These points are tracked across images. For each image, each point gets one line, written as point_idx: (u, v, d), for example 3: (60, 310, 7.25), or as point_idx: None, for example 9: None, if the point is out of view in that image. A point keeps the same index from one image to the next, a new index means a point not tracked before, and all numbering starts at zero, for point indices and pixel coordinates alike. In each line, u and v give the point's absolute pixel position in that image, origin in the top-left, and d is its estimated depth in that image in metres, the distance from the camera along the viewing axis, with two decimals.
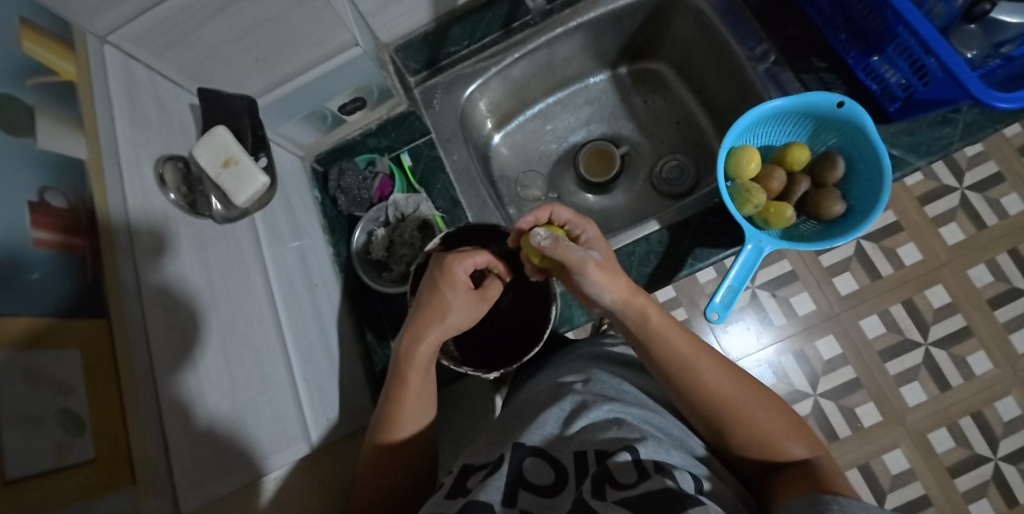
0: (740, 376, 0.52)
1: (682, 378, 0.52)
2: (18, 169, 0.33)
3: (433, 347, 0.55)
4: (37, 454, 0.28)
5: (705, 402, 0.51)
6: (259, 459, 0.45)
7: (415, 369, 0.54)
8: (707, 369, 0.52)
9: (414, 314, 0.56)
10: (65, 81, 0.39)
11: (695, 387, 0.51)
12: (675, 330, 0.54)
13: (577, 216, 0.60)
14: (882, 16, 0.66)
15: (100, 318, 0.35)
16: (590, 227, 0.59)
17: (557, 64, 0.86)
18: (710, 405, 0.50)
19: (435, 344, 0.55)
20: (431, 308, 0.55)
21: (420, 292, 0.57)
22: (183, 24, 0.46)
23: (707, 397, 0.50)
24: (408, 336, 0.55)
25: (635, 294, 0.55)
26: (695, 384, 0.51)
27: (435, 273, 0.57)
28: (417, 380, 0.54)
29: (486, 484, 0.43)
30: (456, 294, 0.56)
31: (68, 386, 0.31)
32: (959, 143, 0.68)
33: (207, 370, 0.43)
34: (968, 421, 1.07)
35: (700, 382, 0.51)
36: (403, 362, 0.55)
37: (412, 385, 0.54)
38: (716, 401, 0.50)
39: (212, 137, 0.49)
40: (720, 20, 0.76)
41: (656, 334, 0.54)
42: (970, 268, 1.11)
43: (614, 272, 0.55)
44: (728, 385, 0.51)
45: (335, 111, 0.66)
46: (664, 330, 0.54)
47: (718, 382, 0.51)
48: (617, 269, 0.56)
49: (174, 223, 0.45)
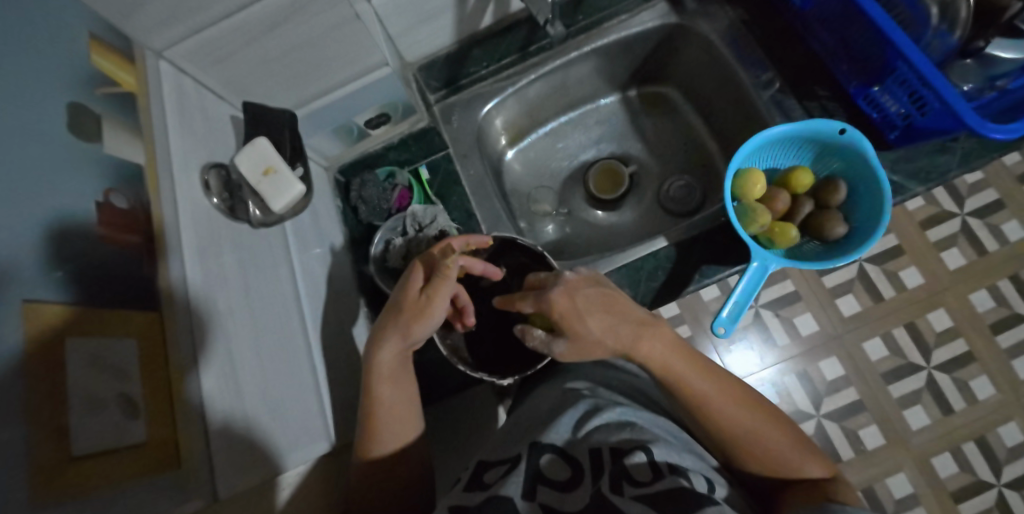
0: (755, 402, 0.52)
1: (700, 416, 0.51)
2: (88, 172, 0.36)
3: (396, 355, 0.55)
4: (99, 434, 0.31)
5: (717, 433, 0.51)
6: (285, 455, 0.48)
7: (382, 377, 0.55)
8: (725, 407, 0.51)
9: (378, 322, 0.56)
10: (126, 91, 0.42)
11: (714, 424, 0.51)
12: (682, 359, 0.52)
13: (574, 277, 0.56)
14: (881, 50, 0.68)
15: (151, 312, 0.38)
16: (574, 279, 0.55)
17: (570, 86, 0.90)
18: (727, 440, 0.51)
19: (398, 350, 0.55)
20: (394, 312, 0.56)
21: (392, 296, 0.57)
22: (230, 44, 0.50)
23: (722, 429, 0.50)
24: (370, 346, 0.56)
25: (640, 340, 0.52)
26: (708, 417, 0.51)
27: (405, 277, 0.57)
28: (386, 389, 0.55)
29: (507, 480, 0.46)
30: (407, 293, 0.55)
31: (125, 372, 0.34)
32: (957, 170, 0.72)
33: (243, 368, 0.45)
34: (971, 446, 1.08)
35: (716, 421, 0.51)
36: (371, 373, 0.55)
37: (393, 396, 0.55)
38: (737, 435, 0.50)
39: (253, 148, 0.53)
40: (727, 48, 0.80)
41: (677, 375, 0.52)
42: (971, 293, 1.13)
43: (588, 350, 0.54)
44: (747, 418, 0.50)
45: (361, 125, 0.70)
46: (683, 372, 0.52)
47: (730, 412, 0.51)
48: (593, 345, 0.54)
49: (217, 226, 0.48)
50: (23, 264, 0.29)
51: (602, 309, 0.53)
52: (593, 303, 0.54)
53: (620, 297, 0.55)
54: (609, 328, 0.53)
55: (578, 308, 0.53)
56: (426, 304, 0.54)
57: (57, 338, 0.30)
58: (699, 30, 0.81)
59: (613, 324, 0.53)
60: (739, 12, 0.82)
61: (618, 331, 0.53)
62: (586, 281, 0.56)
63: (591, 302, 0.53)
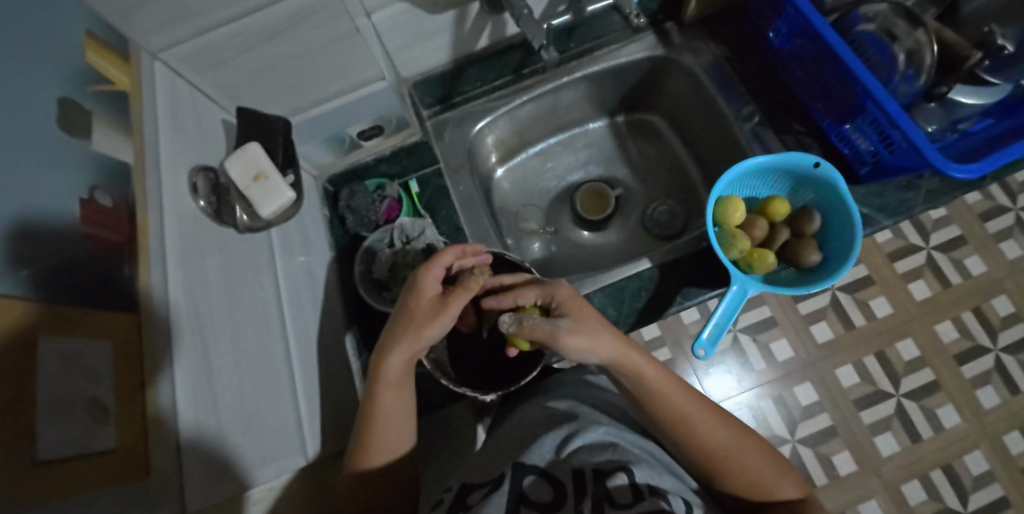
0: (735, 426, 0.52)
1: (680, 436, 0.51)
2: (73, 168, 0.35)
3: (406, 361, 0.53)
4: (67, 438, 0.30)
5: (703, 455, 0.51)
6: (253, 471, 0.46)
7: (387, 387, 0.54)
8: (708, 427, 0.51)
9: (386, 331, 0.55)
10: (120, 90, 0.42)
11: (693, 444, 0.51)
12: (663, 378, 0.53)
13: (545, 285, 0.57)
14: (852, 90, 0.71)
15: (132, 313, 0.36)
16: (561, 291, 0.55)
17: (561, 109, 0.92)
18: (703, 460, 0.51)
19: (410, 356, 0.53)
20: (404, 319, 0.54)
21: (398, 307, 0.56)
22: (227, 50, 0.50)
23: (701, 448, 0.51)
24: (378, 353, 0.54)
25: (628, 352, 0.53)
26: (689, 436, 0.51)
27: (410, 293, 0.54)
28: (385, 398, 0.54)
29: (490, 499, 0.46)
30: (418, 300, 0.54)
31: (99, 375, 0.33)
32: (922, 206, 0.75)
33: (222, 376, 0.44)
34: (938, 474, 1.10)
35: (697, 439, 0.51)
36: (375, 378, 0.54)
37: (379, 404, 0.54)
38: (712, 453, 0.50)
39: (244, 152, 0.53)
40: (710, 80, 0.83)
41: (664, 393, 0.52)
42: (937, 323, 1.17)
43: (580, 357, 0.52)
44: (721, 435, 0.51)
45: (354, 136, 0.70)
46: (666, 389, 0.52)
47: (710, 431, 0.51)
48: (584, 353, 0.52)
49: (202, 228, 0.47)
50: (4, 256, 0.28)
51: (580, 336, 0.51)
52: (580, 311, 0.54)
53: (603, 322, 0.54)
54: (584, 350, 0.52)
55: (557, 329, 0.51)
56: (437, 315, 0.52)
57: (31, 339, 0.29)
58: (685, 62, 0.85)
59: (606, 331, 0.53)
60: (723, 48, 0.85)
61: (610, 341, 0.52)
62: (580, 302, 0.55)
63: (574, 322, 0.52)
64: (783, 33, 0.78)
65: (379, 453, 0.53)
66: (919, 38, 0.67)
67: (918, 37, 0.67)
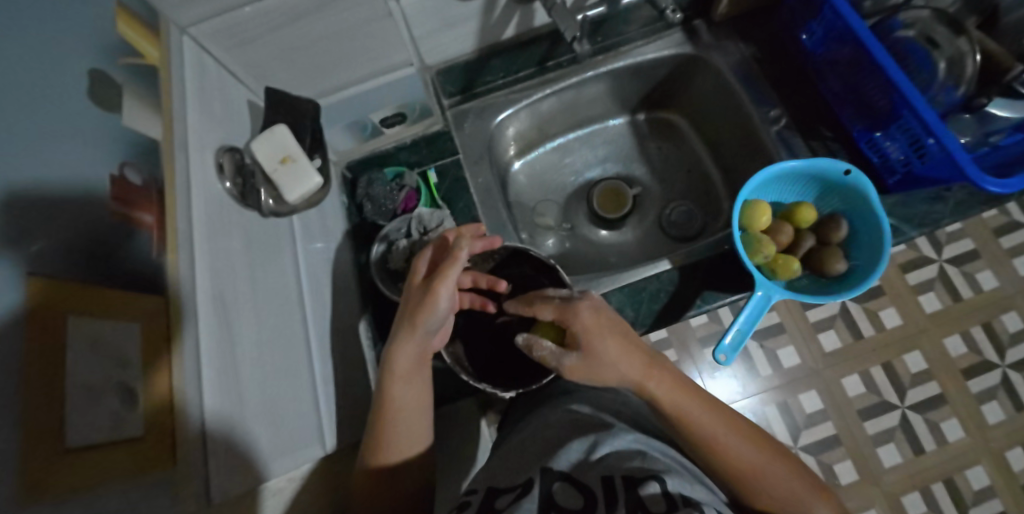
0: (765, 444, 0.52)
1: (710, 454, 0.50)
2: (102, 143, 0.34)
3: (412, 353, 0.52)
4: (95, 425, 0.28)
5: (734, 475, 0.50)
6: (273, 462, 0.45)
7: (397, 378, 0.52)
8: (738, 446, 0.50)
9: (393, 322, 0.54)
10: (149, 64, 0.40)
11: (721, 462, 0.50)
12: (691, 395, 0.52)
13: (565, 308, 0.53)
14: (888, 97, 0.69)
15: (160, 296, 0.35)
16: (581, 316, 0.52)
17: (582, 104, 0.91)
18: (732, 476, 0.50)
19: (415, 347, 0.52)
20: (404, 310, 0.53)
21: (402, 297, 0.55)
22: (257, 28, 0.49)
23: (730, 466, 0.50)
24: (387, 345, 0.53)
25: (643, 384, 0.51)
26: (718, 455, 0.50)
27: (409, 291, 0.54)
28: (398, 388, 0.52)
29: (519, 505, 0.46)
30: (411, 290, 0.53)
31: (127, 359, 0.31)
32: (949, 218, 0.74)
33: (246, 366, 0.43)
34: (940, 487, 1.10)
35: (727, 458, 0.50)
36: (385, 369, 0.53)
37: (396, 398, 0.52)
38: (742, 471, 0.50)
39: (271, 134, 0.52)
40: (738, 81, 0.82)
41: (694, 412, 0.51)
42: (946, 337, 1.16)
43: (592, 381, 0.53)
44: (751, 453, 0.50)
45: (376, 122, 0.69)
46: (694, 410, 0.51)
47: (740, 448, 0.50)
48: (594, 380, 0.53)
49: (228, 211, 0.46)
50: (21, 228, 0.26)
51: (587, 371, 0.52)
52: (595, 341, 0.51)
53: (619, 352, 0.51)
54: (594, 379, 0.52)
55: (562, 367, 0.52)
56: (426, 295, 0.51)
57: (59, 320, 0.28)
58: (713, 62, 0.83)
59: (622, 363, 0.51)
60: (752, 49, 0.84)
61: (625, 373, 0.51)
62: (602, 326, 0.52)
63: (579, 360, 0.52)
64: (818, 34, 0.76)
65: (403, 446, 0.52)
66: (962, 47, 0.66)
67: (961, 45, 0.66)
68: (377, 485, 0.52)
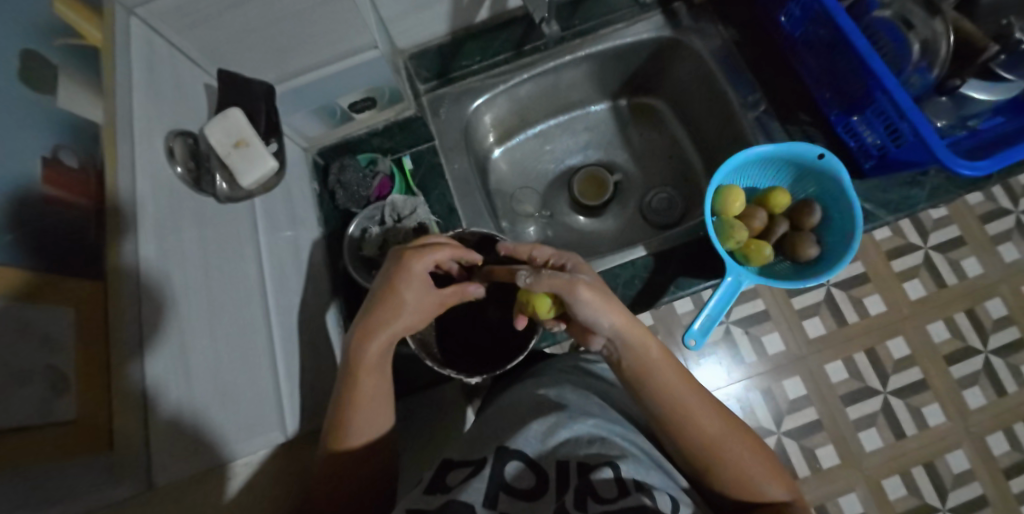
0: (731, 420, 0.52)
1: (677, 426, 0.51)
2: (33, 127, 0.33)
3: (383, 348, 0.53)
4: (18, 408, 0.28)
5: (697, 450, 0.50)
6: (231, 444, 0.44)
7: (367, 368, 0.52)
8: (699, 418, 0.51)
9: (359, 315, 0.54)
10: (90, 46, 0.39)
11: (686, 436, 0.50)
12: (666, 364, 0.53)
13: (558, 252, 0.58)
14: (863, 80, 0.69)
15: (96, 280, 0.35)
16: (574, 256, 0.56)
17: (562, 89, 0.90)
18: (697, 454, 0.50)
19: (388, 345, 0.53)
20: (385, 302, 0.53)
21: (375, 287, 0.55)
22: (209, 8, 0.47)
23: (696, 439, 0.50)
24: (359, 332, 0.52)
25: (635, 322, 0.52)
26: (687, 424, 0.50)
27: (392, 269, 0.54)
28: (369, 381, 0.52)
29: (468, 484, 0.45)
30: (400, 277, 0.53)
31: (59, 343, 0.31)
32: (925, 204, 0.74)
33: (195, 348, 0.42)
34: (920, 471, 1.11)
35: (693, 432, 0.50)
36: (354, 362, 0.52)
37: (365, 388, 0.52)
38: (708, 448, 0.50)
39: (225, 118, 0.51)
40: (717, 66, 0.81)
41: (655, 377, 0.52)
42: (929, 323, 1.17)
43: (599, 311, 0.50)
44: (716, 429, 0.51)
45: (345, 108, 0.68)
46: (661, 370, 0.52)
47: (705, 422, 0.51)
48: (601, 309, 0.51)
49: (179, 195, 0.45)
50: None
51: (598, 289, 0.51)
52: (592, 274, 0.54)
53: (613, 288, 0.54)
54: (598, 305, 0.50)
55: (576, 278, 0.50)
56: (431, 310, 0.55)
57: None
58: (692, 46, 0.82)
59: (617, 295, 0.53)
60: (732, 32, 0.82)
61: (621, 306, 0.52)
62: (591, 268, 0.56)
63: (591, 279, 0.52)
64: (796, 16, 0.75)
65: (367, 429, 0.52)
66: (936, 28, 0.64)
67: (935, 26, 0.65)
68: (337, 467, 0.51)
